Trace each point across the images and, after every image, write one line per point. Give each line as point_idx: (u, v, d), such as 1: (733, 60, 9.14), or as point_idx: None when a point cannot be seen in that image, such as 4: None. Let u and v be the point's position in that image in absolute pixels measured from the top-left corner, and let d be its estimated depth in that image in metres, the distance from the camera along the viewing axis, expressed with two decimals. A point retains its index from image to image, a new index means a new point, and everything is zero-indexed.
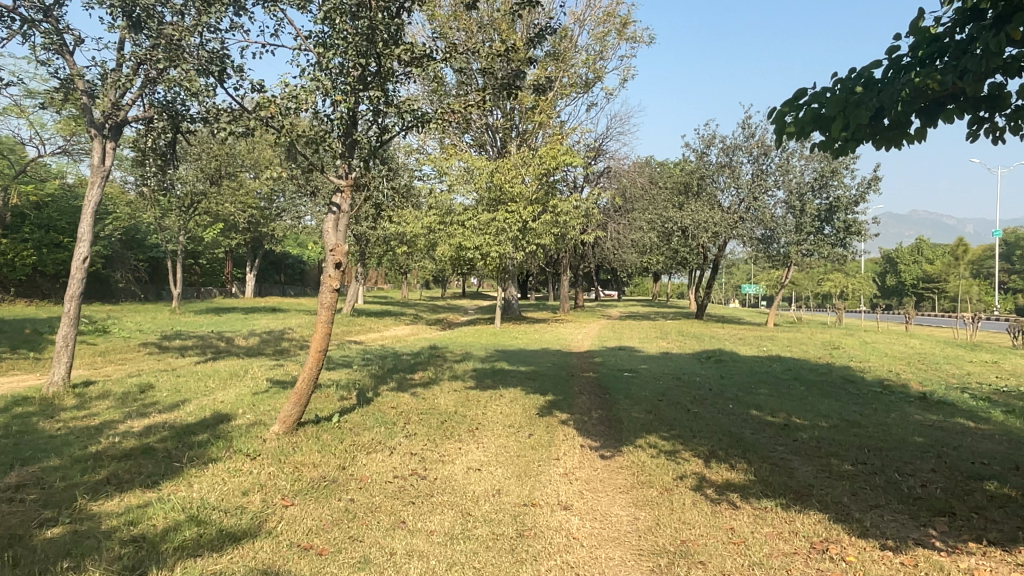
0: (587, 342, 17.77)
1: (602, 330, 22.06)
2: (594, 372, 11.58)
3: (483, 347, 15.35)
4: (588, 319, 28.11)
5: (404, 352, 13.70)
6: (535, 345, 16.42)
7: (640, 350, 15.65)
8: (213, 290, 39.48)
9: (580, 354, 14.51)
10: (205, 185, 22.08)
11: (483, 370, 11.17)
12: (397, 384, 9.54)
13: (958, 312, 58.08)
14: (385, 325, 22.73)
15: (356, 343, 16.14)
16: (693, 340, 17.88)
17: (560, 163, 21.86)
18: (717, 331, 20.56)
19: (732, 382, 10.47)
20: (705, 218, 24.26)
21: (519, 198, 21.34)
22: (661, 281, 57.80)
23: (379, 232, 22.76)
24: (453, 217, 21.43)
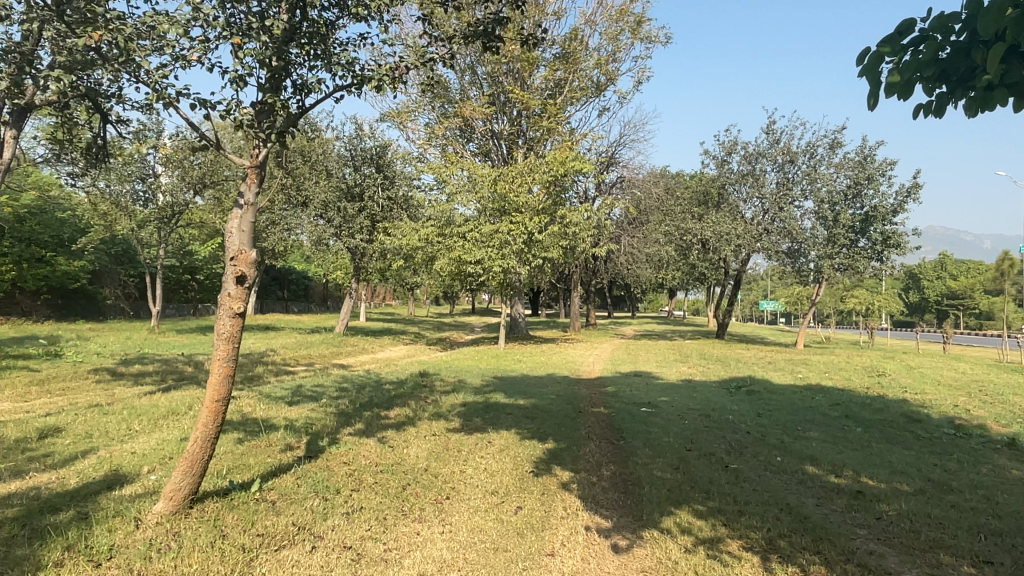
0: (598, 366, 15.97)
1: (615, 352, 20.25)
2: (605, 407, 9.82)
3: (480, 373, 13.62)
4: (600, 338, 26.28)
5: (389, 379, 12.00)
6: (540, 371, 14.66)
7: (658, 377, 13.85)
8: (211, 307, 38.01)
9: (590, 383, 12.73)
10: (188, 194, 20.57)
11: (475, 406, 9.44)
12: (364, 425, 7.83)
13: (987, 331, 55.61)
14: (380, 346, 21.02)
15: (341, 368, 14.45)
16: (716, 365, 16.05)
17: (568, 170, 20.20)
18: (743, 353, 18.68)
19: (773, 422, 8.65)
20: (727, 230, 22.41)
21: (525, 208, 19.66)
22: (677, 298, 55.82)
23: (375, 246, 21.11)
24: (453, 228, 19.70)
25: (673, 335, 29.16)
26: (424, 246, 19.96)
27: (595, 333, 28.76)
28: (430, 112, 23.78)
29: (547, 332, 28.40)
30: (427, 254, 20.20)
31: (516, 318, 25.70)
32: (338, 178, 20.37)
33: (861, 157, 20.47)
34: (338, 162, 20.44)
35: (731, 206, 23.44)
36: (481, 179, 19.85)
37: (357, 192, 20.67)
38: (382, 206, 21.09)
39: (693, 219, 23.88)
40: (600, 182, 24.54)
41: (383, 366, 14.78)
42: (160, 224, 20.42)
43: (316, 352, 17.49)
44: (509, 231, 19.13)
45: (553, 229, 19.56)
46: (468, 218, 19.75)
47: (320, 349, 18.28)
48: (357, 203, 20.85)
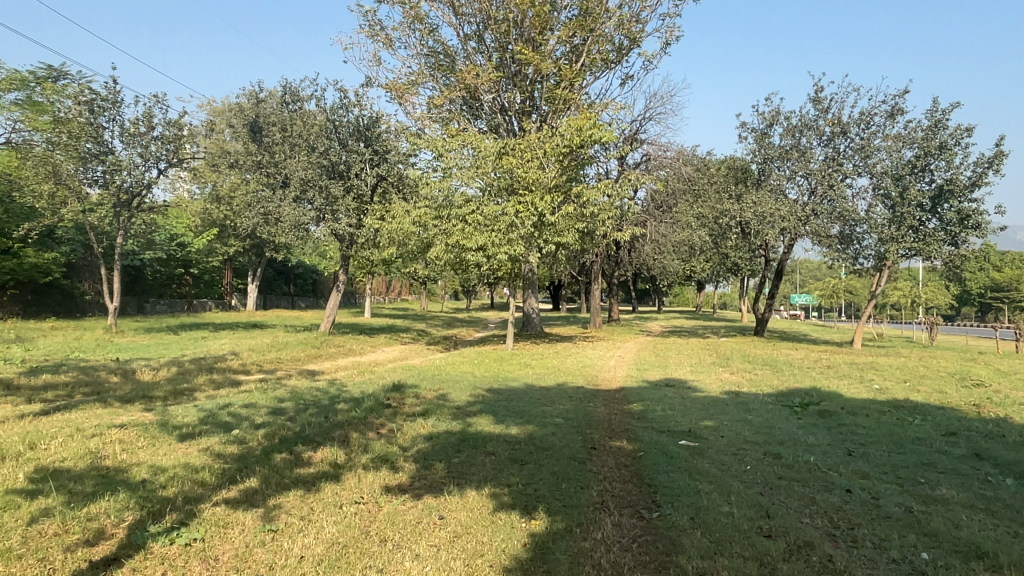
0: (619, 372, 13.12)
1: (641, 352, 17.42)
2: (628, 439, 7.00)
3: (473, 383, 10.85)
4: (624, 335, 23.39)
5: (349, 395, 9.27)
6: (548, 380, 11.86)
7: (698, 388, 10.98)
8: (207, 303, 35.77)
9: (611, 398, 9.89)
10: (151, 175, 18.07)
11: (444, 440, 6.68)
12: (259, 482, 5.12)
13: None
14: (370, 347, 18.36)
15: (303, 377, 11.79)
16: (766, 371, 13.11)
17: (585, 142, 17.32)
18: (792, 355, 15.76)
19: (878, 471, 5.81)
20: (770, 210, 19.41)
21: (534, 185, 16.85)
22: (705, 292, 52.65)
23: (365, 232, 18.45)
24: (451, 210, 16.96)
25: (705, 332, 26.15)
26: (417, 231, 17.24)
27: (618, 330, 25.84)
28: (430, 83, 20.97)
29: (564, 329, 25.55)
30: (422, 241, 17.48)
31: (529, 314, 22.87)
32: (320, 154, 17.68)
33: (931, 123, 17.39)
34: (321, 136, 17.79)
35: (773, 185, 20.44)
36: (483, 153, 17.10)
37: (342, 171, 17.98)
38: (372, 186, 18.40)
39: (729, 199, 20.91)
40: (622, 160, 21.61)
41: (356, 374, 12.09)
42: (118, 208, 17.94)
43: (289, 355, 14.87)
44: (515, 213, 16.34)
45: (567, 210, 16.72)
46: (469, 199, 16.98)
47: (294, 352, 15.65)
48: (343, 183, 18.17)
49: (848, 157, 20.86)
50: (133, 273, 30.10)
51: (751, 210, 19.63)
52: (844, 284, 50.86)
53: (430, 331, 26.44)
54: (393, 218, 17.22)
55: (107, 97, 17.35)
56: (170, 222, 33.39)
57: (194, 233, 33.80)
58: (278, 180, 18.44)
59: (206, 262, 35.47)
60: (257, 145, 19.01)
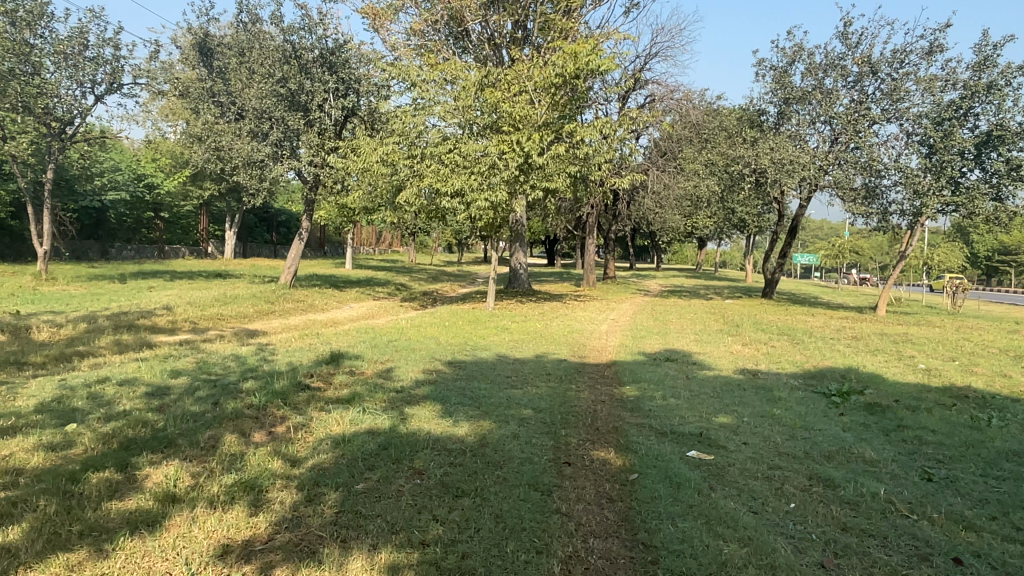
0: (612, 341, 11.19)
1: (638, 315, 15.49)
2: (617, 447, 5.08)
3: (433, 353, 8.91)
4: (619, 295, 21.42)
5: (267, 369, 7.33)
6: (527, 349, 9.91)
7: (706, 365, 9.05)
8: (180, 250, 33.69)
9: (599, 378, 7.94)
10: (85, 101, 15.81)
11: (359, 446, 4.74)
12: (23, 536, 3.20)
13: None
14: (335, 303, 16.40)
15: (234, 340, 9.83)
16: (784, 342, 11.16)
17: (582, 72, 15.02)
18: (810, 323, 13.83)
19: (988, 522, 3.88)
20: (788, 157, 17.22)
21: (523, 122, 14.66)
22: (706, 249, 50.63)
23: (329, 172, 16.30)
24: (426, 148, 14.80)
25: (707, 293, 24.19)
26: (386, 171, 15.07)
27: (614, 289, 23.84)
28: (411, 7, 18.53)
29: (554, 286, 23.57)
30: (393, 184, 15.32)
31: (516, 270, 20.86)
32: (277, 82, 15.38)
33: (978, 59, 15.21)
34: (279, 60, 15.51)
35: (792, 129, 18.23)
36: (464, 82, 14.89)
37: (303, 102, 15.66)
38: (337, 120, 16.14)
39: (741, 143, 18.68)
40: (624, 99, 19.31)
41: (298, 338, 10.12)
42: (48, 138, 15.71)
43: (233, 311, 12.92)
44: (498, 153, 14.19)
45: (558, 150, 14.53)
46: (447, 136, 14.80)
47: (242, 306, 13.69)
48: (305, 116, 15.91)
49: (876, 101, 18.76)
50: (95, 215, 28.00)
51: (767, 157, 17.43)
52: (851, 244, 48.76)
53: (410, 285, 24.45)
54: (358, 156, 15.03)
55: (31, 9, 14.58)
56: (138, 162, 31.12)
57: (164, 174, 31.55)
58: (232, 113, 16.18)
59: (177, 206, 33.26)
60: (208, 71, 16.70)
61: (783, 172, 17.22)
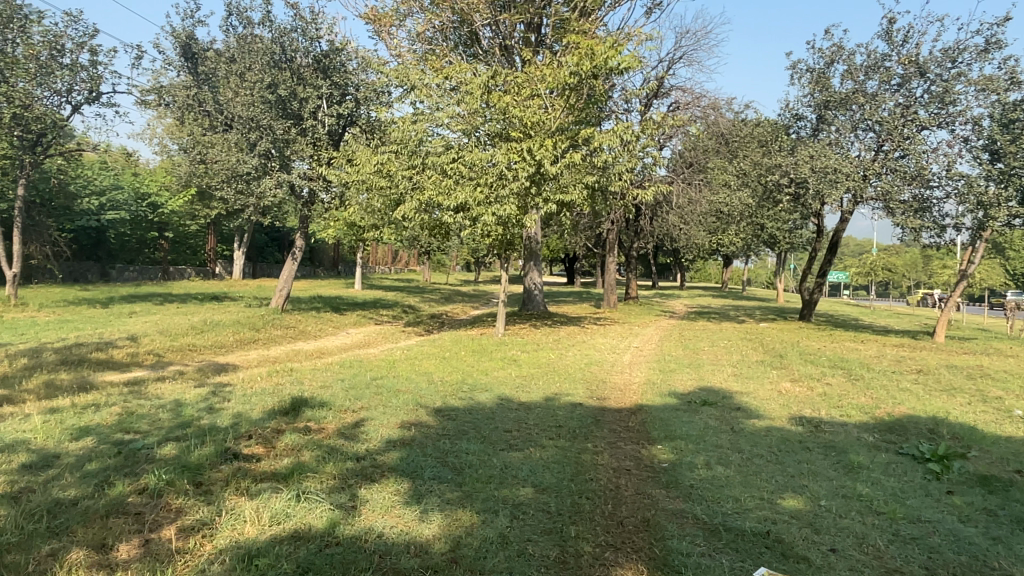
0: (637, 377, 9.58)
1: (664, 342, 13.85)
2: (650, 565, 3.48)
3: (421, 396, 7.35)
4: (643, 317, 19.76)
5: (203, 424, 5.83)
6: (537, 388, 8.32)
7: (753, 411, 7.39)
8: (185, 270, 32.59)
9: (622, 432, 6.33)
10: (60, 111, 14.58)
11: (266, 568, 3.21)
12: None
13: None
14: (331, 330, 14.94)
15: (191, 380, 8.32)
16: (841, 378, 9.45)
17: (600, 73, 13.52)
18: (864, 352, 12.11)
19: None
20: (831, 165, 15.53)
21: (534, 129, 13.17)
22: (732, 267, 48.83)
23: (323, 185, 14.89)
24: (426, 157, 13.33)
25: (737, 315, 22.45)
26: (384, 184, 13.59)
27: (637, 310, 22.18)
28: (416, 9, 17.23)
29: (572, 308, 21.98)
30: (391, 199, 13.84)
31: (530, 291, 19.30)
32: (265, 87, 14.07)
33: None
34: (268, 64, 14.19)
35: (833, 136, 16.55)
36: (469, 84, 13.45)
37: (294, 109, 14.33)
38: (332, 129, 14.75)
39: (776, 152, 17.03)
40: (645, 106, 17.79)
41: (267, 375, 8.64)
42: (20, 151, 14.49)
43: (208, 341, 11.48)
44: (507, 162, 12.68)
45: (573, 158, 12.97)
46: (450, 144, 13.32)
47: (221, 334, 12.27)
48: (297, 124, 14.56)
49: (924, 105, 17.07)
50: (94, 235, 27.11)
51: (807, 166, 15.77)
52: (883, 260, 46.62)
53: (419, 307, 22.99)
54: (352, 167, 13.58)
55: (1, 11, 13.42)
56: (142, 180, 30.18)
57: (169, 192, 30.57)
58: (219, 123, 14.89)
59: (182, 224, 32.17)
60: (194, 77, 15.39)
61: (825, 182, 15.52)
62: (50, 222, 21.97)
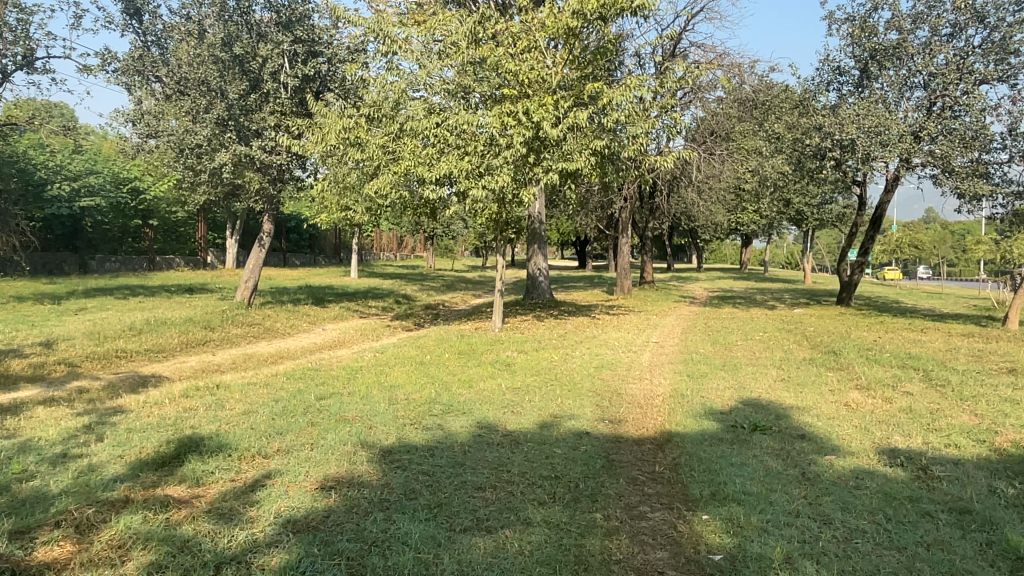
0: (658, 386, 7.57)
1: (688, 334, 11.85)
2: None
3: (369, 428, 5.40)
4: (661, 304, 17.69)
5: (22, 490, 3.92)
6: (531, 408, 6.34)
7: (824, 442, 5.38)
8: (174, 261, 30.88)
9: (645, 487, 4.36)
10: None
11: None
12: None
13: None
14: (304, 326, 13.02)
15: (83, 404, 6.41)
16: (921, 383, 7.41)
17: (609, 16, 11.40)
18: (932, 347, 10.04)
19: None
20: (881, 122, 13.36)
21: (533, 87, 11.10)
22: (750, 247, 46.61)
23: (290, 159, 12.88)
24: (405, 121, 11.29)
25: (765, 299, 20.32)
26: (356, 155, 11.57)
27: (654, 296, 20.08)
28: None
29: (582, 295, 19.92)
30: (364, 174, 11.80)
31: (535, 276, 17.27)
32: (219, 46, 12.09)
33: None
34: (221, 19, 12.19)
35: (879, 92, 14.37)
36: (453, 34, 11.38)
37: (252, 70, 12.31)
38: (298, 93, 12.74)
39: (814, 111, 14.86)
40: (661, 64, 15.63)
41: (184, 394, 6.70)
42: None
43: (146, 345, 9.62)
44: (500, 126, 10.59)
45: (578, 118, 10.84)
46: (433, 107, 11.24)
47: (166, 335, 10.39)
48: (257, 88, 12.56)
49: (982, 56, 14.82)
50: (70, 224, 25.27)
51: (852, 125, 13.61)
52: (911, 237, 44.16)
53: (414, 296, 21.03)
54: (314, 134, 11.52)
55: None
56: (123, 164, 28.36)
57: (153, 177, 28.73)
58: (170, 89, 12.93)
59: (167, 211, 30.34)
60: (142, 37, 13.39)
61: (875, 142, 13.34)
62: (13, 210, 20.20)
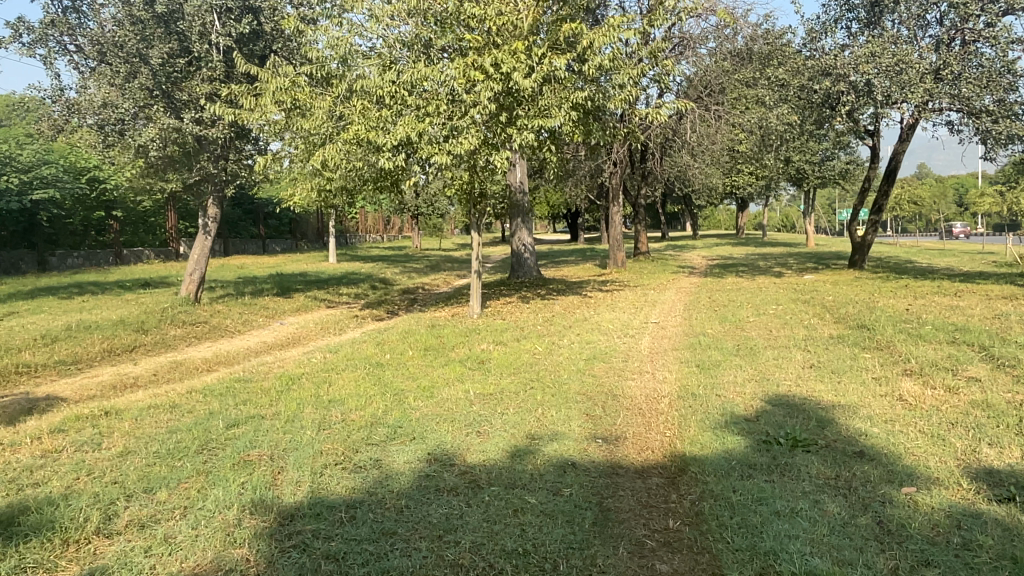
0: (661, 384, 6.13)
1: (691, 311, 10.44)
2: None
3: (275, 475, 4.00)
4: (658, 276, 16.23)
5: None
6: (503, 426, 4.90)
7: (893, 464, 3.97)
8: (143, 253, 29.34)
9: (656, 564, 2.95)
10: None
11: None
12: None
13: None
14: (259, 322, 11.55)
15: None
16: (985, 364, 6.01)
17: None
18: (976, 313, 8.65)
19: None
20: (899, 60, 11.80)
21: (501, 34, 9.52)
22: (746, 211, 45.20)
23: (232, 133, 11.34)
24: (354, 80, 9.72)
25: (769, 266, 18.86)
26: (300, 122, 9.99)
27: (650, 268, 18.60)
28: None
29: (573, 271, 18.43)
30: (312, 144, 10.24)
31: (519, 253, 15.78)
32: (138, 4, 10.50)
33: None
34: None
35: (893, 28, 12.77)
36: None
37: (180, 31, 10.76)
38: (236, 57, 11.17)
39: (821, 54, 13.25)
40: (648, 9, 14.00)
41: (63, 427, 5.27)
42: None
43: (58, 357, 8.19)
44: (463, 80, 9.04)
45: (554, 67, 9.28)
46: (386, 63, 9.67)
47: (87, 342, 8.95)
48: (188, 53, 10.98)
49: None
50: (25, 219, 23.71)
51: (867, 65, 12.04)
52: (911, 192, 42.74)
53: (392, 280, 19.54)
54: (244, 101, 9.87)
55: None
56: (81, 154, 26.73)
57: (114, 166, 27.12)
58: (90, 60, 11.36)
59: (132, 201, 28.74)
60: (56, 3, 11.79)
61: (896, 83, 11.74)
62: None
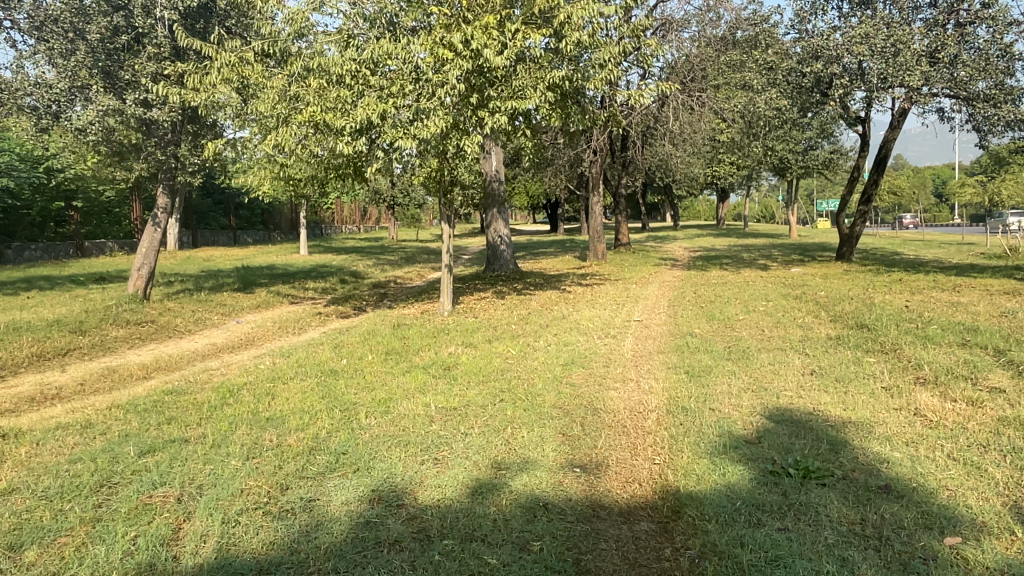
0: (647, 395, 5.44)
1: (675, 308, 9.78)
2: None
3: (178, 527, 3.25)
4: (640, 269, 15.58)
5: None
6: (465, 452, 4.18)
7: (927, 503, 3.32)
8: (107, 244, 28.24)
9: None
10: None
11: None
12: None
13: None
14: (214, 321, 10.72)
15: None
16: (1006, 371, 5.38)
17: None
18: (981, 310, 8.06)
19: None
20: (894, 41, 11.15)
21: (473, 10, 8.72)
22: (727, 201, 44.77)
23: (181, 116, 10.46)
24: (311, 57, 8.88)
25: (753, 258, 18.26)
26: (252, 104, 9.14)
27: (631, 260, 17.96)
28: None
29: (552, 264, 17.72)
30: (266, 128, 9.40)
31: (495, 245, 15.03)
32: None
33: None
34: None
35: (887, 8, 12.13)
36: None
37: (123, 4, 9.92)
38: (184, 33, 10.30)
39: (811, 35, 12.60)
40: None
41: None
42: None
43: None
44: (430, 57, 8.26)
45: (529, 44, 8.52)
46: (346, 39, 8.85)
47: (15, 345, 8.12)
48: (132, 28, 10.10)
49: None
50: None
51: (861, 46, 11.38)
52: (891, 183, 42.56)
53: (363, 273, 18.72)
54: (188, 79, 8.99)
55: None
56: None
57: None
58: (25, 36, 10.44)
59: (95, 191, 27.62)
60: None
61: (892, 64, 11.11)
62: None
